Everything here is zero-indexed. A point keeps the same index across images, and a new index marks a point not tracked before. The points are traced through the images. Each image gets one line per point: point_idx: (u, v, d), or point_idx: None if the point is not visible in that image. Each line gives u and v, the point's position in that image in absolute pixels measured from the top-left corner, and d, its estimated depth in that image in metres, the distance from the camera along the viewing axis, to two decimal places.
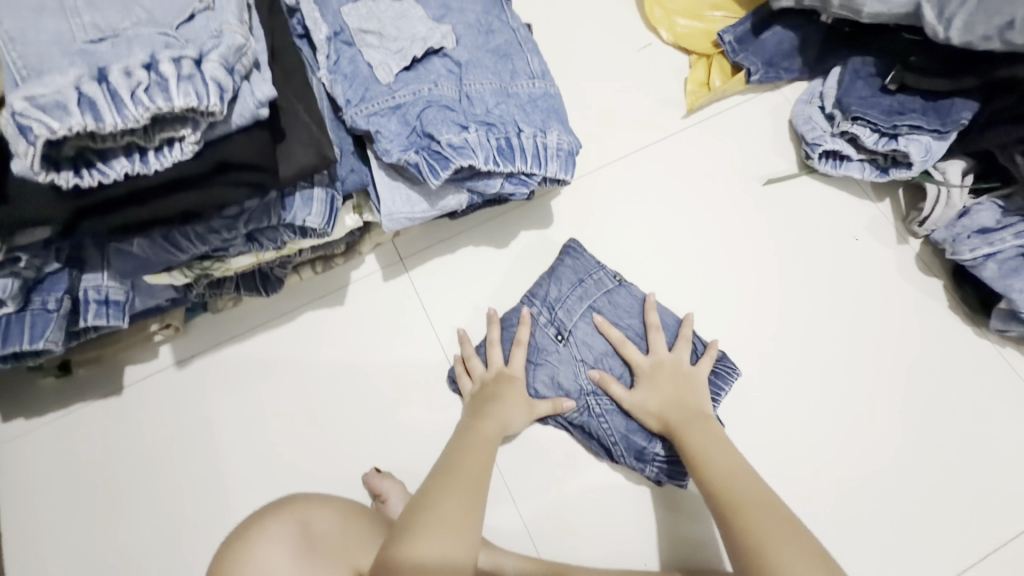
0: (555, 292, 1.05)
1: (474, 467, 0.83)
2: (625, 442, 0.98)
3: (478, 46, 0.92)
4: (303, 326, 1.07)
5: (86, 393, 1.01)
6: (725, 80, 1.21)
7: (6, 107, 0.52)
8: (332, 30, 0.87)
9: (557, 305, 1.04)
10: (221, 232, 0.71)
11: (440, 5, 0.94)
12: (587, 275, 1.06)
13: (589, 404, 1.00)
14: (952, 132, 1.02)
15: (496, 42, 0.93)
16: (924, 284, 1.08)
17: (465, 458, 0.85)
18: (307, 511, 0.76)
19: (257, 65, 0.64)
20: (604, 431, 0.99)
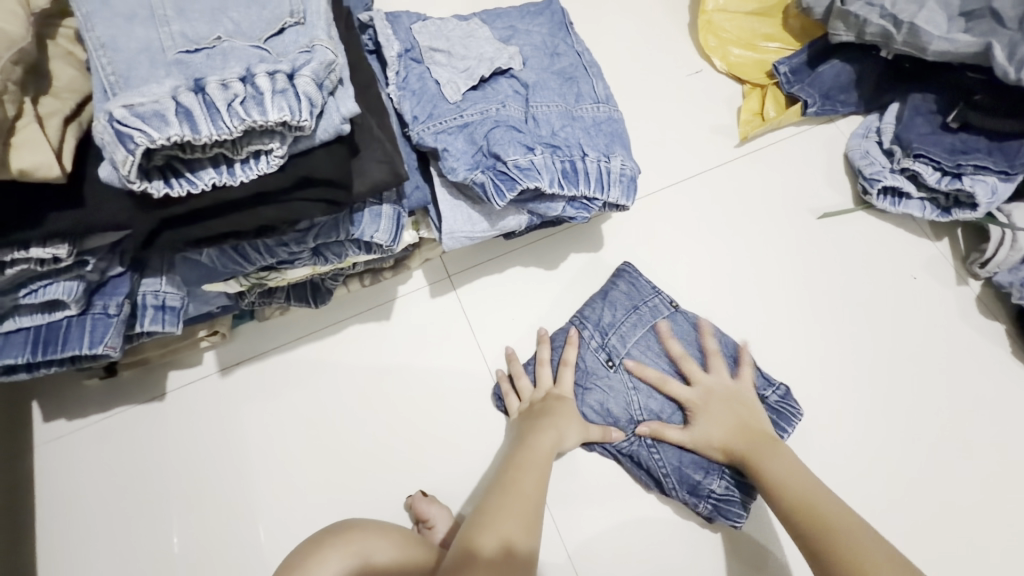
0: (609, 316, 1.04)
1: (526, 488, 0.80)
2: (678, 475, 0.95)
3: (544, 68, 0.92)
4: (348, 338, 1.06)
5: (129, 397, 1.00)
6: (779, 111, 1.20)
7: (105, 115, 0.52)
8: (403, 47, 0.88)
9: (622, 340, 1.03)
10: (290, 245, 0.70)
11: (507, 28, 0.95)
12: (642, 302, 1.05)
13: (641, 434, 0.98)
14: (1019, 175, 1.01)
15: (561, 64, 0.93)
16: (985, 328, 1.05)
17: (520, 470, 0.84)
18: (363, 541, 0.79)
19: (343, 81, 0.63)
20: (656, 462, 0.96)
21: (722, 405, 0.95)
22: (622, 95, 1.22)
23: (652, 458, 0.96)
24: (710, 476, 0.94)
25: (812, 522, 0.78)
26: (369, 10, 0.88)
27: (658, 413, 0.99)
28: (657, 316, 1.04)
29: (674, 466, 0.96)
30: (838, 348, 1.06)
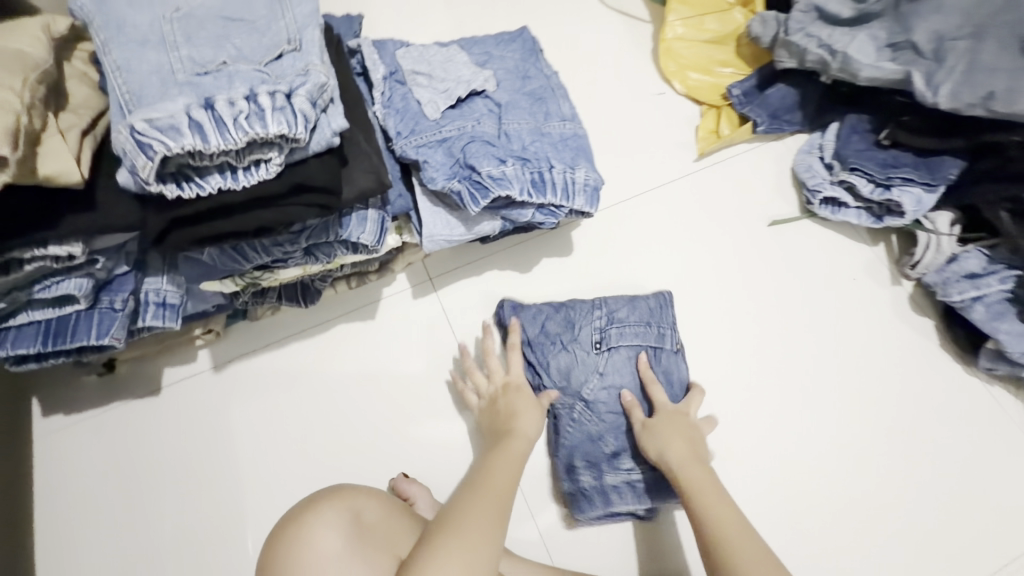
0: (623, 313, 1.08)
1: (498, 486, 0.82)
2: (580, 450, 1.02)
3: (516, 89, 1.02)
4: (335, 337, 1.13)
5: (125, 392, 1.06)
6: (733, 129, 1.32)
7: (126, 127, 0.60)
8: (389, 69, 0.97)
9: (600, 354, 1.06)
10: (285, 245, 0.78)
11: (483, 53, 1.05)
12: (657, 323, 1.09)
13: (575, 406, 1.04)
14: (941, 186, 1.12)
15: (532, 86, 1.04)
16: (918, 324, 1.16)
17: (491, 476, 0.84)
18: (354, 500, 0.78)
19: (334, 100, 0.72)
20: (567, 432, 1.03)
21: (677, 431, 0.96)
22: (592, 114, 1.33)
23: (583, 450, 1.02)
24: (629, 488, 1.00)
25: (722, 568, 0.76)
26: (357, 37, 0.98)
27: (607, 419, 1.04)
28: (629, 339, 1.07)
29: (601, 465, 1.01)
30: (787, 344, 1.16)
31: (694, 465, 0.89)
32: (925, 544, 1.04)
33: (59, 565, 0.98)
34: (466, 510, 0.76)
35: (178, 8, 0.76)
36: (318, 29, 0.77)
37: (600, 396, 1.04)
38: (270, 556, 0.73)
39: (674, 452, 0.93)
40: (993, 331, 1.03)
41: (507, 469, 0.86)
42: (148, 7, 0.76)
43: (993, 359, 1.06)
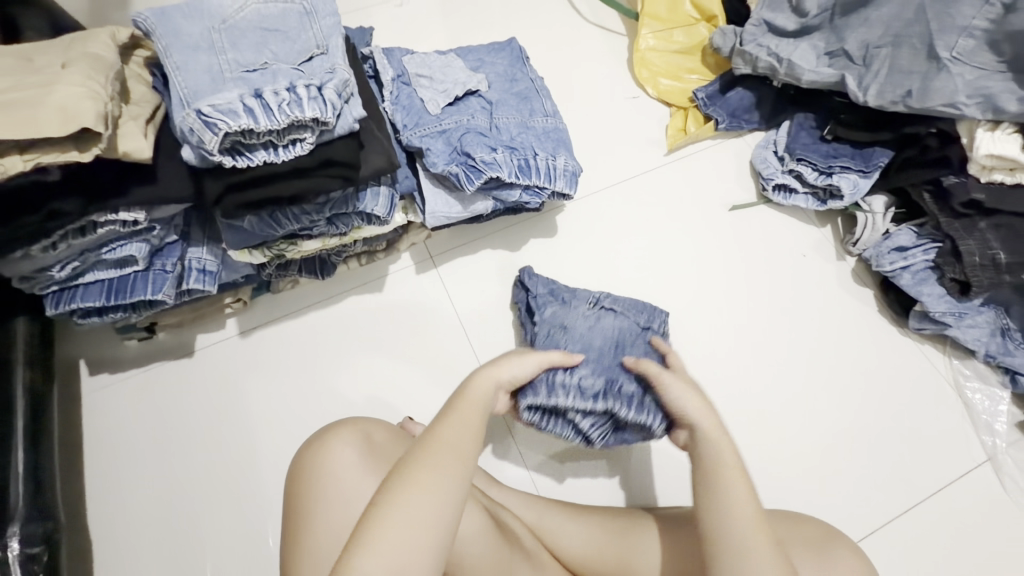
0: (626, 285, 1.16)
1: (453, 440, 0.71)
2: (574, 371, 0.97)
3: (505, 90, 1.19)
4: (347, 307, 1.27)
5: (161, 355, 1.20)
6: (699, 127, 1.49)
7: (193, 111, 0.75)
8: (395, 73, 1.13)
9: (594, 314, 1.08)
10: (311, 214, 0.93)
11: (476, 60, 1.22)
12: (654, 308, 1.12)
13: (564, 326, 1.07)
14: (874, 173, 1.29)
15: (517, 89, 1.21)
16: (858, 293, 1.33)
17: (445, 444, 0.70)
18: (367, 427, 0.92)
19: (355, 94, 0.88)
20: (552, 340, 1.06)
21: (697, 395, 0.85)
22: (573, 115, 1.51)
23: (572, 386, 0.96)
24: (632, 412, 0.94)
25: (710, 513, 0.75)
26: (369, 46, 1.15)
27: (612, 374, 0.98)
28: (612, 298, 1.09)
29: (597, 384, 0.97)
30: (747, 312, 1.31)
31: (723, 434, 0.79)
32: (875, 480, 1.17)
33: (104, 503, 1.11)
34: (428, 465, 0.68)
35: (224, 20, 0.93)
36: (340, 37, 0.94)
37: (592, 349, 1.03)
38: (302, 461, 0.88)
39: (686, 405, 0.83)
40: (918, 294, 1.21)
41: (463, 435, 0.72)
42: (200, 18, 0.92)
43: (920, 320, 1.24)
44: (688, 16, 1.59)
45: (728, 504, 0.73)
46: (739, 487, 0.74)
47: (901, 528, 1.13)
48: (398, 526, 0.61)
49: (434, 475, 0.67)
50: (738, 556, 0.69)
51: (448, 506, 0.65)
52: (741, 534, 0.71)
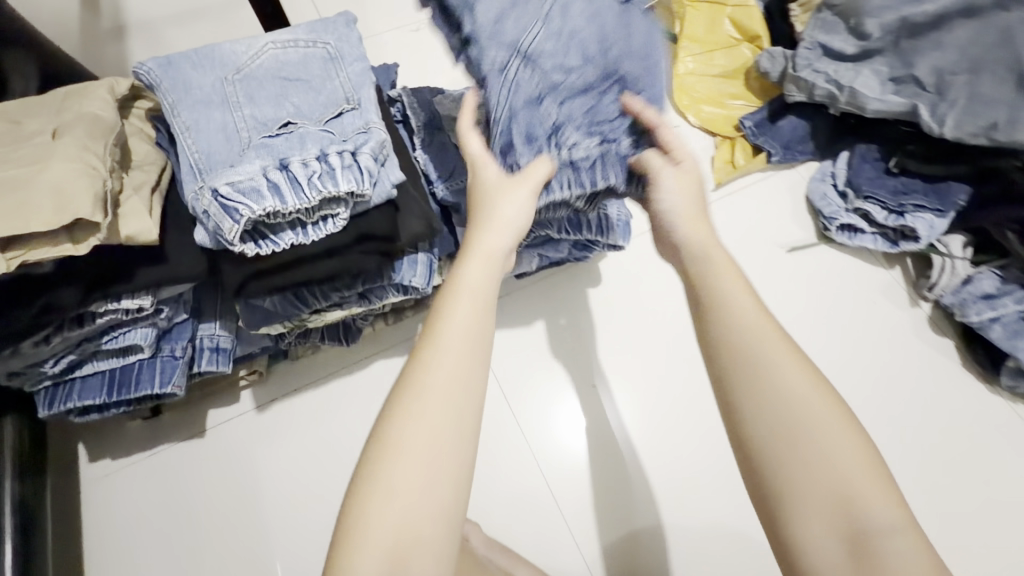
0: None
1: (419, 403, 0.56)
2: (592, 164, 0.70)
3: None
4: (374, 372, 1.15)
5: (169, 434, 1.07)
6: (748, 159, 1.37)
7: (210, 191, 0.64)
8: (424, 116, 1.01)
9: (559, 19, 0.69)
10: (342, 289, 0.81)
11: None
12: None
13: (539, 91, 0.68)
14: (952, 212, 1.17)
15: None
16: (936, 342, 1.20)
17: (420, 413, 0.56)
18: None
19: (392, 154, 0.76)
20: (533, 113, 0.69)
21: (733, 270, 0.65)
22: None
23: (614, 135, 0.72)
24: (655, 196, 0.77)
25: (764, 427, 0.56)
26: (394, 87, 1.02)
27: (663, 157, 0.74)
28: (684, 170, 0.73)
29: (592, 146, 0.70)
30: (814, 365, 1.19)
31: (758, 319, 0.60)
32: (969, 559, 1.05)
33: None
34: (394, 431, 0.55)
35: (239, 70, 0.81)
36: (371, 86, 0.82)
37: (574, 61, 0.68)
38: None
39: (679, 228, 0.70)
40: (1012, 349, 1.07)
41: (442, 399, 0.56)
42: (210, 69, 0.81)
43: (1015, 377, 1.11)
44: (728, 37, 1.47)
45: (789, 417, 0.55)
46: (788, 374, 0.57)
47: None
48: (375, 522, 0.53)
49: (407, 443, 0.55)
50: (791, 450, 0.55)
51: (437, 480, 0.54)
52: (792, 428, 0.55)
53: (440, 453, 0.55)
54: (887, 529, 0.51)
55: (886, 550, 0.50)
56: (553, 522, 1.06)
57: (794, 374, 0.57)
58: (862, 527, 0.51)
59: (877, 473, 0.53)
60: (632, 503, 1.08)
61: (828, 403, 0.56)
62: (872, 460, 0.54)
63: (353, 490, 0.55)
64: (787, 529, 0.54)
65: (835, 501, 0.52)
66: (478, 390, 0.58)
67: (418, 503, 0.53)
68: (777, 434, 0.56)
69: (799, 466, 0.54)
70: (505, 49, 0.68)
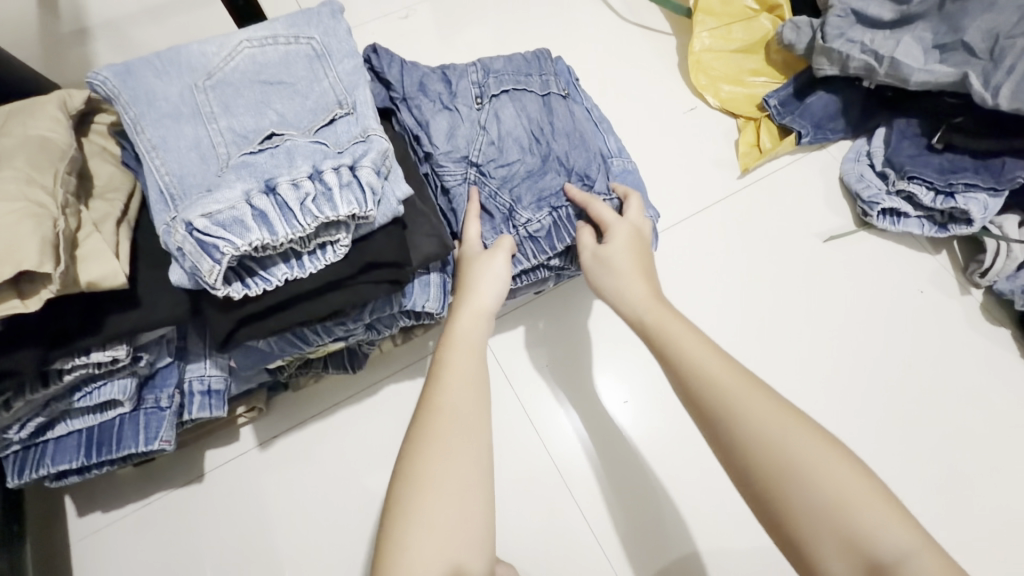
0: (498, 65, 0.91)
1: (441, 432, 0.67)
2: (550, 233, 0.86)
3: (548, 112, 0.91)
4: (384, 399, 1.05)
5: (165, 481, 0.98)
6: (774, 141, 1.27)
7: (182, 225, 0.53)
8: (406, 100, 0.85)
9: (494, 126, 0.87)
10: (349, 323, 0.70)
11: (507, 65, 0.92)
12: (533, 77, 0.93)
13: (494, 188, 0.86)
14: (1006, 190, 1.08)
15: (583, 125, 0.94)
16: (991, 333, 1.11)
17: (450, 410, 0.69)
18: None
19: (395, 164, 0.66)
20: (495, 204, 0.86)
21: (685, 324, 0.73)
22: (623, 138, 1.28)
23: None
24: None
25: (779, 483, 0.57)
26: (371, 68, 0.86)
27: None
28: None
29: (546, 218, 0.86)
30: (860, 365, 1.10)
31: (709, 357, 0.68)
32: None
33: None
34: (425, 468, 0.65)
35: (210, 75, 0.70)
36: (366, 86, 0.72)
37: (518, 158, 0.87)
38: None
39: (635, 292, 0.79)
40: None
41: (466, 396, 0.71)
42: (177, 76, 0.69)
43: None
44: (745, 7, 1.35)
45: (789, 470, 0.57)
46: (757, 406, 0.62)
47: None
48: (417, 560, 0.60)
49: (437, 479, 0.64)
50: (787, 482, 0.57)
51: (468, 501, 0.65)
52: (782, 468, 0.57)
53: (476, 446, 0.68)
54: (906, 554, 0.52)
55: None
56: (589, 554, 0.98)
57: (764, 402, 0.62)
58: (876, 557, 0.52)
59: (878, 497, 0.55)
60: (675, 527, 0.99)
61: (800, 424, 0.60)
62: (865, 480, 0.56)
63: (389, 523, 0.63)
64: (804, 560, 0.56)
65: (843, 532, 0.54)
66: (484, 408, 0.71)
67: (457, 501, 0.64)
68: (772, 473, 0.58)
69: (802, 498, 0.56)
70: (469, 151, 0.85)
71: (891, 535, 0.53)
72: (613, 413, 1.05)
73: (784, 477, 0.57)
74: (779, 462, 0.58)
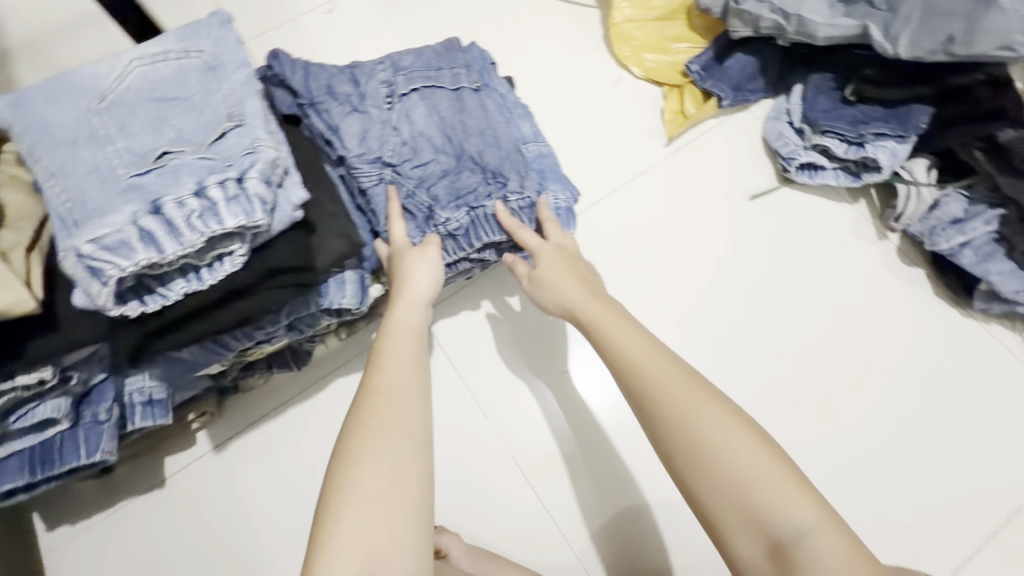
0: (408, 64, 0.92)
1: (376, 413, 0.72)
2: (468, 231, 0.88)
3: (461, 108, 0.92)
4: (333, 393, 1.09)
5: (128, 489, 1.02)
6: (698, 106, 1.29)
7: (73, 251, 0.56)
8: (314, 107, 0.86)
9: (405, 127, 0.88)
10: (266, 326, 0.74)
11: (416, 64, 0.93)
12: (444, 72, 0.93)
13: (409, 188, 0.87)
14: (913, 136, 1.11)
15: (498, 118, 0.94)
16: (907, 274, 1.17)
17: (387, 393, 0.74)
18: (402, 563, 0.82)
19: (290, 170, 0.68)
20: (412, 203, 0.88)
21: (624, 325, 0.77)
22: (551, 116, 1.30)
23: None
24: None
25: (696, 466, 0.66)
26: (278, 76, 0.88)
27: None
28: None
29: (462, 216, 0.88)
30: (789, 318, 1.15)
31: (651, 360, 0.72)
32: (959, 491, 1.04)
33: None
34: (360, 444, 0.69)
35: (103, 97, 0.71)
36: (258, 95, 0.73)
37: (430, 156, 0.88)
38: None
39: (571, 297, 0.83)
40: (985, 273, 1.05)
41: (404, 379, 0.75)
42: (70, 100, 0.71)
43: (988, 300, 1.09)
44: None
45: (707, 458, 0.65)
46: (685, 404, 0.68)
47: (1005, 539, 1.01)
48: (348, 528, 0.64)
49: (368, 455, 0.68)
50: (709, 479, 0.65)
51: (401, 470, 0.69)
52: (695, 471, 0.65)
53: (412, 421, 0.72)
54: (803, 532, 0.61)
55: (804, 551, 0.60)
56: (538, 518, 1.04)
57: (694, 404, 0.68)
58: (778, 535, 0.61)
59: (792, 484, 0.63)
60: (616, 485, 1.05)
61: (727, 416, 0.67)
62: (782, 467, 0.65)
63: (325, 496, 0.67)
64: (720, 537, 0.65)
65: (757, 512, 0.62)
66: (420, 392, 0.75)
67: (391, 475, 0.68)
68: (694, 467, 0.66)
69: (715, 488, 0.65)
70: (381, 152, 0.87)
71: (796, 515, 0.62)
72: (554, 385, 1.10)
73: (703, 465, 0.65)
74: (702, 455, 0.65)
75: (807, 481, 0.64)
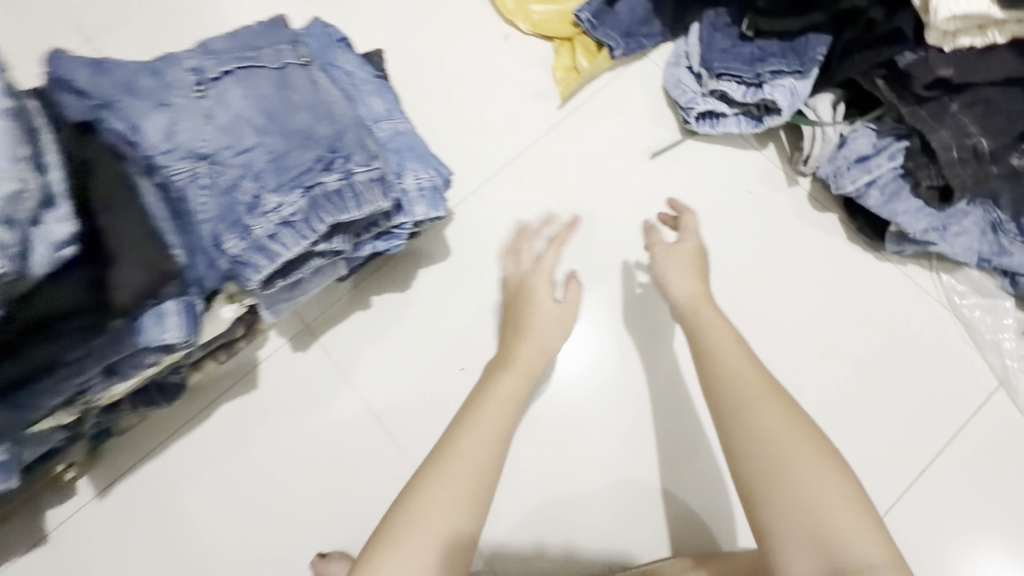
0: (219, 45, 0.80)
1: (466, 467, 0.75)
2: (314, 214, 0.76)
3: (289, 85, 0.81)
4: (220, 421, 1.02)
5: (7, 550, 0.95)
6: (591, 60, 1.18)
7: None
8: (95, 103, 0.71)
9: (223, 112, 0.77)
10: (73, 376, 0.63)
11: (231, 45, 0.81)
12: (266, 48, 0.82)
13: (238, 181, 0.75)
14: (813, 70, 1.02)
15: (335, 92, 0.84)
16: (820, 221, 1.10)
17: (466, 442, 0.77)
18: None
19: (53, 200, 0.55)
20: (242, 196, 0.75)
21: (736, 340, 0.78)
22: (432, 86, 1.17)
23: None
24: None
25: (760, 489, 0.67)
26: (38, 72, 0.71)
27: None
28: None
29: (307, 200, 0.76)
30: None
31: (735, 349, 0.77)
32: (879, 445, 1.01)
33: None
34: (426, 493, 0.72)
35: None
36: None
37: (257, 141, 0.77)
38: None
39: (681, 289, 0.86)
40: (892, 214, 0.99)
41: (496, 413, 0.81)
42: None
43: (899, 241, 1.03)
44: None
45: (785, 470, 0.66)
46: (771, 412, 0.70)
47: (927, 487, 0.99)
48: None
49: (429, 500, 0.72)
50: (778, 488, 0.66)
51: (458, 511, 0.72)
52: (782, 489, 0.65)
53: (464, 462, 0.75)
54: (869, 566, 0.61)
55: None
56: None
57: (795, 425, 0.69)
58: (842, 560, 0.61)
59: (870, 526, 0.63)
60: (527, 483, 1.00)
61: (812, 439, 0.69)
62: (850, 492, 0.65)
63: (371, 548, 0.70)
64: (767, 546, 0.66)
65: (822, 527, 0.63)
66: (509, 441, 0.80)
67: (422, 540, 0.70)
68: (773, 478, 0.67)
69: (781, 495, 0.66)
70: (196, 145, 0.74)
71: (861, 547, 0.62)
72: (456, 384, 1.04)
73: (773, 477, 0.67)
74: (779, 470, 0.66)
75: (884, 522, 0.64)
